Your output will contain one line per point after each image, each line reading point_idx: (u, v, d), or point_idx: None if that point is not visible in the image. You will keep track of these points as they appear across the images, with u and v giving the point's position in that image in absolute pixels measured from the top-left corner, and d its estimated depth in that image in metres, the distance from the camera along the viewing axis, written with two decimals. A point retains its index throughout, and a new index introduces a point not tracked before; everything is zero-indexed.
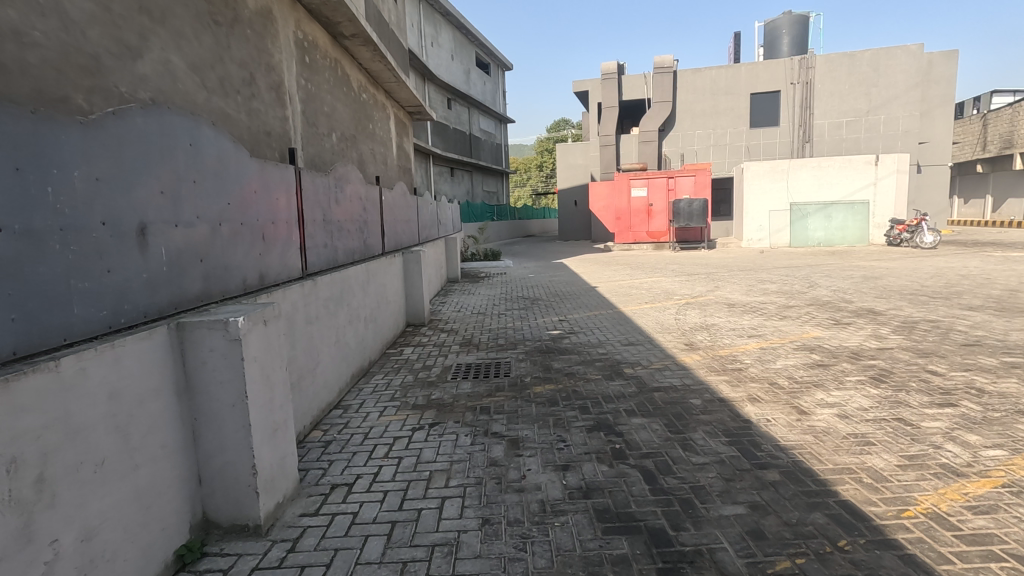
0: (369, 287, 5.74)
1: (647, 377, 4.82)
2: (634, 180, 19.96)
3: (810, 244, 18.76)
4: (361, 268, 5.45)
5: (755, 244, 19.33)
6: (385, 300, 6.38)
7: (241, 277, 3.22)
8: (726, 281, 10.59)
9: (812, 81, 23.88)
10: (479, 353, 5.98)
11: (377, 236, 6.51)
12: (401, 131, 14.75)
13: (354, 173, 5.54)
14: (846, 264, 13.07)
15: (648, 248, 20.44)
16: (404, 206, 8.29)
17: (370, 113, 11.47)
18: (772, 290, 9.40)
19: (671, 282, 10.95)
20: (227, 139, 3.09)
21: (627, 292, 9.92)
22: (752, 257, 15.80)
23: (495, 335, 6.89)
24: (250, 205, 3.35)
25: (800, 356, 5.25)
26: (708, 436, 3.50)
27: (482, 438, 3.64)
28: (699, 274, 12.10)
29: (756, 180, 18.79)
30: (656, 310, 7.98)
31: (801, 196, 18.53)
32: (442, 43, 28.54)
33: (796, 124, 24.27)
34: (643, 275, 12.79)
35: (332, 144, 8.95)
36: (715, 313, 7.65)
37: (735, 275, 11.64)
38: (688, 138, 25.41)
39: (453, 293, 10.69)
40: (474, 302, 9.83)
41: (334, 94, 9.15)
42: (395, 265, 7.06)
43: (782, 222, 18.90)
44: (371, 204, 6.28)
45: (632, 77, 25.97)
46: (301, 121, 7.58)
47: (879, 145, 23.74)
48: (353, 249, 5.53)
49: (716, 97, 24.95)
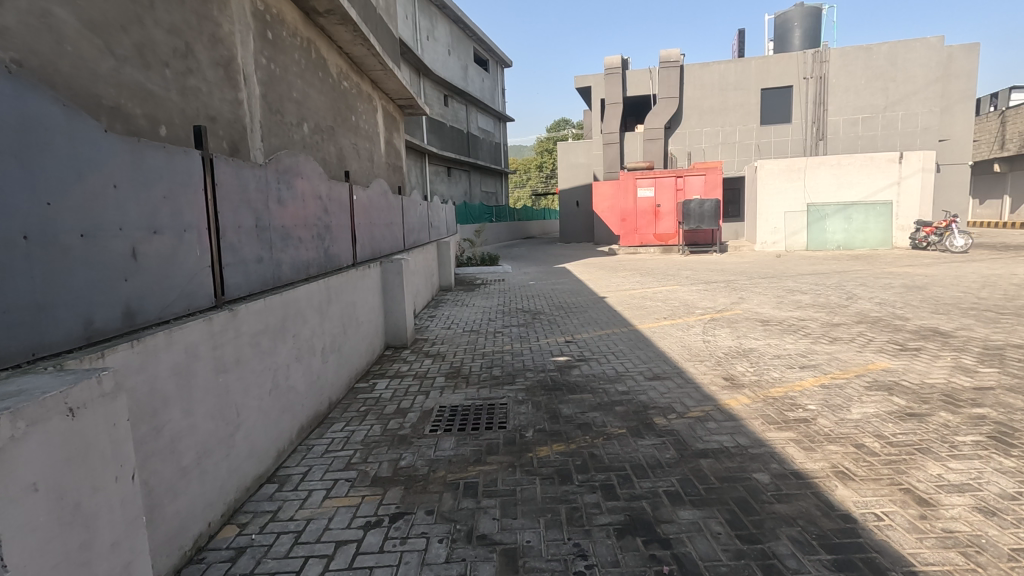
0: (330, 310, 4.59)
1: (687, 433, 3.65)
2: (641, 180, 18.76)
3: (828, 247, 17.59)
4: (316, 286, 4.29)
5: (769, 247, 18.17)
6: (353, 322, 5.23)
7: (85, 318, 2.06)
8: (750, 292, 9.45)
9: (826, 76, 22.79)
10: (469, 390, 4.81)
11: (345, 244, 5.35)
12: (390, 125, 13.61)
13: (309, 163, 4.40)
14: (876, 270, 11.94)
15: (654, 251, 19.30)
16: (384, 208, 7.14)
17: (352, 104, 10.34)
18: (807, 302, 8.25)
19: (689, 293, 9.77)
20: (45, 95, 1.92)
21: (640, 304, 8.76)
22: (770, 262, 14.64)
23: (490, 362, 5.71)
24: (106, 205, 2.19)
25: (880, 402, 4.06)
26: (800, 551, 2.35)
27: (463, 551, 2.47)
28: (718, 282, 10.95)
29: (770, 179, 17.65)
30: (679, 328, 6.82)
31: (819, 196, 17.39)
32: (438, 38, 27.40)
33: (809, 121, 23.16)
34: (654, 283, 11.61)
35: (304, 137, 7.81)
36: (750, 332, 6.47)
37: (759, 283, 10.48)
38: (695, 136, 24.31)
39: (444, 305, 9.50)
40: (467, 315, 8.67)
41: (306, 79, 8.00)
42: (370, 277, 5.91)
43: (798, 223, 17.75)
44: (337, 205, 5.13)
45: (636, 72, 24.86)
46: (260, 108, 6.44)
47: (896, 143, 22.62)
48: (308, 263, 4.37)
49: (725, 92, 23.84)
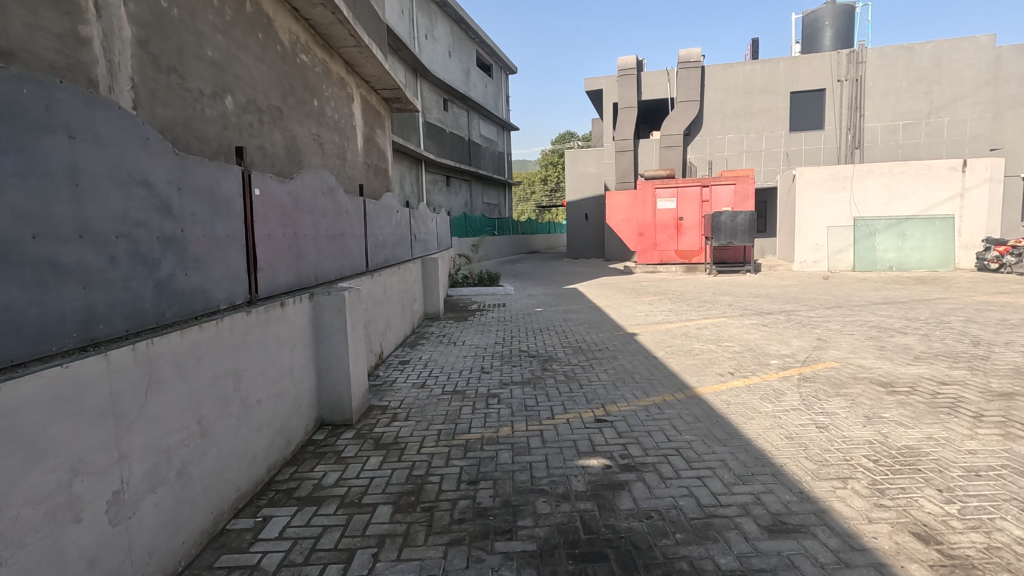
0: (151, 404, 2.32)
1: None
2: (661, 190, 16.72)
3: (879, 268, 15.32)
4: (96, 364, 2.02)
5: (809, 267, 15.84)
6: (230, 407, 2.95)
7: None
8: (828, 330, 7.21)
9: (862, 78, 20.72)
10: (427, 557, 2.51)
11: (223, 270, 3.10)
12: (372, 119, 11.51)
13: (95, 109, 2.15)
14: (965, 298, 9.67)
15: (676, 269, 17.10)
16: (329, 212, 4.90)
17: (314, 83, 8.19)
18: (923, 350, 5.99)
19: (744, 329, 7.54)
20: None
21: (689, 348, 6.52)
22: (820, 285, 12.43)
23: (474, 471, 3.39)
24: None
25: None
26: None
27: None
28: (774, 313, 8.72)
29: (810, 190, 15.52)
30: (767, 398, 4.55)
31: (867, 210, 15.18)
32: (438, 38, 25.49)
33: (843, 128, 21.05)
34: (691, 312, 9.37)
35: (226, 115, 5.59)
36: (883, 410, 4.20)
37: (829, 317, 8.24)
38: (717, 143, 22.24)
39: (424, 345, 7.21)
40: (451, 361, 6.35)
41: (234, 36, 5.81)
42: (281, 322, 3.63)
43: (842, 240, 15.50)
44: (201, 203, 2.87)
45: (652, 74, 22.86)
46: (137, 61, 4.23)
47: (941, 151, 20.44)
48: (91, 314, 2.11)
49: (750, 96, 21.78)
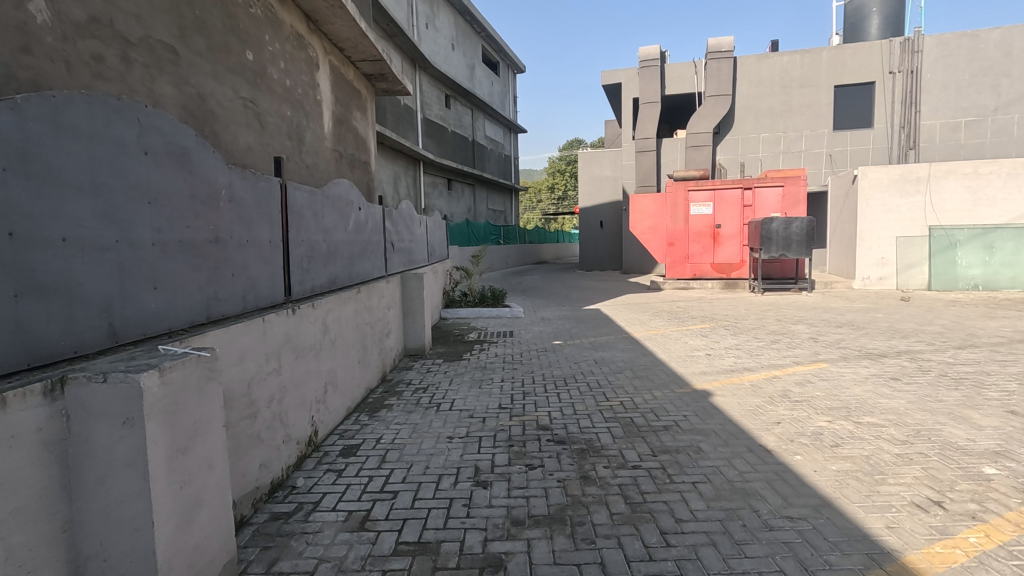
0: None
1: None
2: (695, 193, 14.23)
3: (961, 287, 12.75)
4: None
5: (873, 284, 13.32)
6: None
7: None
8: (1010, 395, 4.68)
9: (918, 69, 18.24)
10: None
11: None
12: (347, 96, 9.11)
13: None
14: None
15: (713, 286, 14.54)
16: (169, 193, 2.46)
17: (246, 24, 5.77)
18: None
19: (870, 387, 5.04)
20: None
21: (815, 432, 3.99)
22: (906, 309, 9.98)
23: None
24: None
25: None
26: None
27: None
28: (891, 357, 6.24)
29: (875, 193, 13.06)
30: None
31: (946, 217, 12.69)
32: (440, 28, 23.22)
33: (896, 125, 18.58)
34: (767, 349, 6.88)
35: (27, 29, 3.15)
36: None
37: (979, 365, 5.74)
38: (750, 143, 19.81)
39: (392, 410, 4.75)
40: (428, 448, 3.88)
41: None
42: None
43: (914, 253, 12.99)
44: None
45: (677, 66, 20.45)
46: None
47: (1010, 152, 17.94)
48: None
49: (788, 89, 19.29)
